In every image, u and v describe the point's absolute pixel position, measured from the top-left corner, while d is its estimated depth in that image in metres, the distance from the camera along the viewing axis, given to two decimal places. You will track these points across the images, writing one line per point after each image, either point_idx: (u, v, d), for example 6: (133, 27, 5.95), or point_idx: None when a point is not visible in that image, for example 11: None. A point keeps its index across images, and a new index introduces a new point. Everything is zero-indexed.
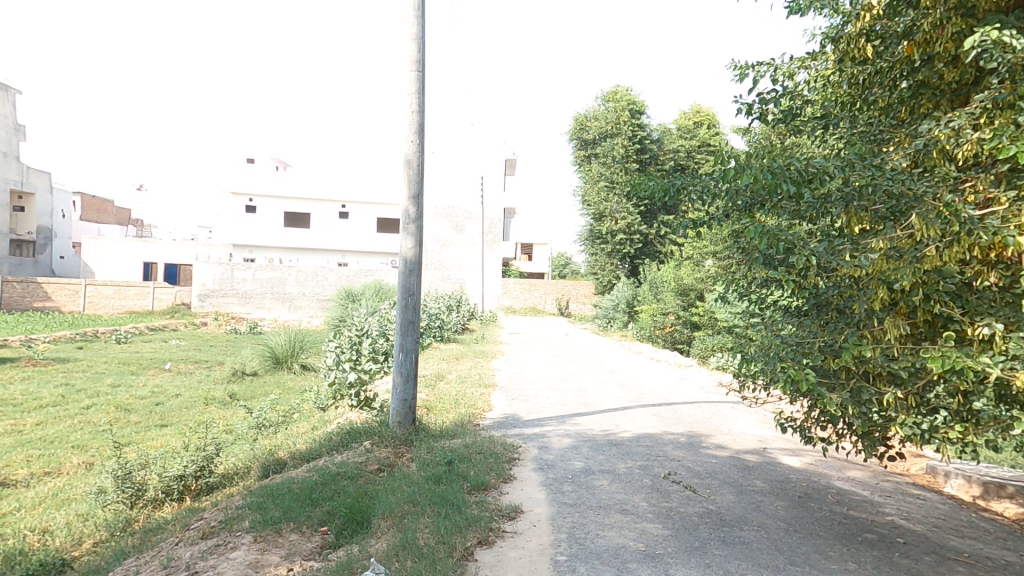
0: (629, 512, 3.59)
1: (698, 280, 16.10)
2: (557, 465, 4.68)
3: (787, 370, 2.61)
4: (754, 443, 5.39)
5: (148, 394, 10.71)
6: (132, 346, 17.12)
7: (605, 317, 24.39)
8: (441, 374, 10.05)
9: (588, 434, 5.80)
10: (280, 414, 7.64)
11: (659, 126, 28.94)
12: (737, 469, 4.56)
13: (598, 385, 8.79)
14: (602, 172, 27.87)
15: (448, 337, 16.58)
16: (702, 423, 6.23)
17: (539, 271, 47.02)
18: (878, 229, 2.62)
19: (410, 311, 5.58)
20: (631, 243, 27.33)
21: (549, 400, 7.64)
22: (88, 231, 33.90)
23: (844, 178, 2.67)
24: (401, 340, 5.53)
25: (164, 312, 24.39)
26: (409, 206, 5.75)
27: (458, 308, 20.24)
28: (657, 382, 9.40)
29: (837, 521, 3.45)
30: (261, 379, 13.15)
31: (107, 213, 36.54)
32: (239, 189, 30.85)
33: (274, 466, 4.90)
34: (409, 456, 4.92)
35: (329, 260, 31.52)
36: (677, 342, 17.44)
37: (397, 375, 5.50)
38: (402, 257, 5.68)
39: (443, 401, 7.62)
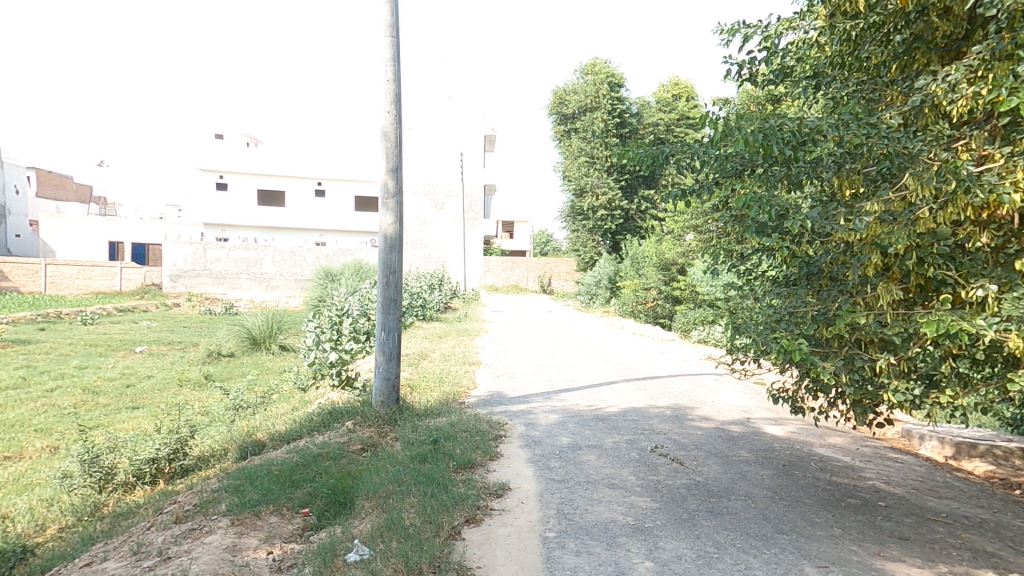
0: (617, 487, 3.57)
1: (679, 254, 16.17)
2: (544, 442, 4.64)
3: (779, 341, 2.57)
4: (737, 413, 5.42)
5: (119, 376, 10.41)
6: (101, 328, 16.58)
7: (587, 293, 24.44)
8: (424, 353, 9.95)
9: (574, 409, 5.78)
10: (258, 394, 7.47)
11: (639, 99, 28.74)
12: (723, 440, 4.57)
13: (584, 360, 8.80)
14: (582, 147, 27.64)
15: (430, 316, 16.42)
16: (686, 396, 6.27)
17: (521, 249, 46.87)
18: (872, 193, 2.54)
19: (392, 288, 5.41)
20: (612, 219, 27.27)
21: (535, 376, 7.63)
22: (48, 207, 32.63)
23: (838, 139, 2.58)
24: (384, 319, 5.39)
25: (132, 293, 23.66)
26: (388, 180, 5.53)
27: (439, 287, 20.08)
28: (642, 356, 9.46)
29: (821, 488, 3.47)
30: (238, 361, 12.89)
31: (66, 188, 35.13)
32: (209, 166, 29.86)
33: (253, 447, 4.77)
34: (393, 436, 4.82)
35: (306, 239, 30.86)
36: (658, 317, 17.58)
37: (380, 354, 5.36)
38: (383, 234, 5.49)
39: (427, 379, 7.54)
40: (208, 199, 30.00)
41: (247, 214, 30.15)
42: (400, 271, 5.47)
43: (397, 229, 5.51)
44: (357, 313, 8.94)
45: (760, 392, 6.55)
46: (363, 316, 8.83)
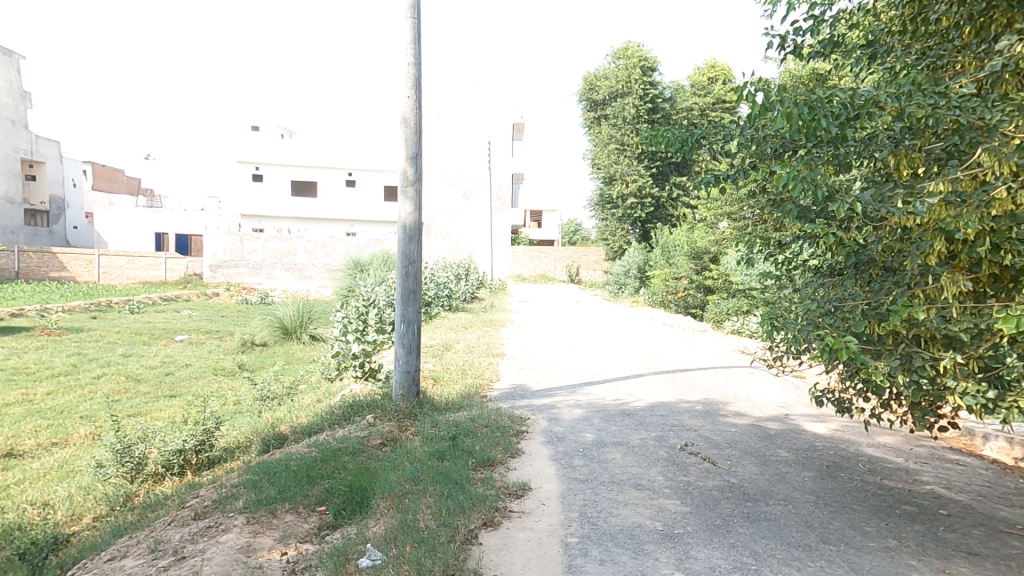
0: (644, 488, 3.37)
1: (712, 243, 15.64)
2: (568, 438, 4.47)
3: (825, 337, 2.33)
4: (774, 409, 5.13)
5: (159, 364, 10.74)
6: (144, 316, 17.19)
7: (617, 283, 24.05)
8: (449, 344, 9.91)
9: (600, 403, 5.60)
10: (287, 385, 7.53)
11: (672, 84, 27.87)
12: (758, 438, 4.31)
13: (610, 352, 8.59)
14: (612, 134, 27.08)
15: (457, 306, 16.40)
16: (718, 390, 6.00)
17: (549, 239, 46.55)
18: (937, 172, 2.25)
19: (411, 280, 5.32)
20: (643, 207, 26.66)
21: (559, 368, 7.48)
22: (100, 201, 34.09)
23: (898, 111, 2.30)
24: (403, 311, 5.30)
25: (177, 282, 24.47)
26: (407, 168, 5.41)
27: (467, 278, 20.07)
28: (671, 348, 9.18)
29: (870, 493, 3.19)
30: (270, 350, 13.16)
31: (121, 182, 36.62)
32: (246, 157, 30.48)
33: (276, 441, 4.76)
34: (413, 430, 4.76)
35: (336, 230, 31.29)
36: (690, 307, 17.14)
37: (400, 347, 5.29)
38: (402, 224, 5.39)
39: (450, 371, 7.46)
40: (243, 191, 30.63)
41: (281, 206, 30.68)
42: (420, 262, 5.37)
43: (416, 219, 5.40)
44: (382, 303, 8.97)
45: (797, 386, 6.23)
46: (388, 307, 8.82)
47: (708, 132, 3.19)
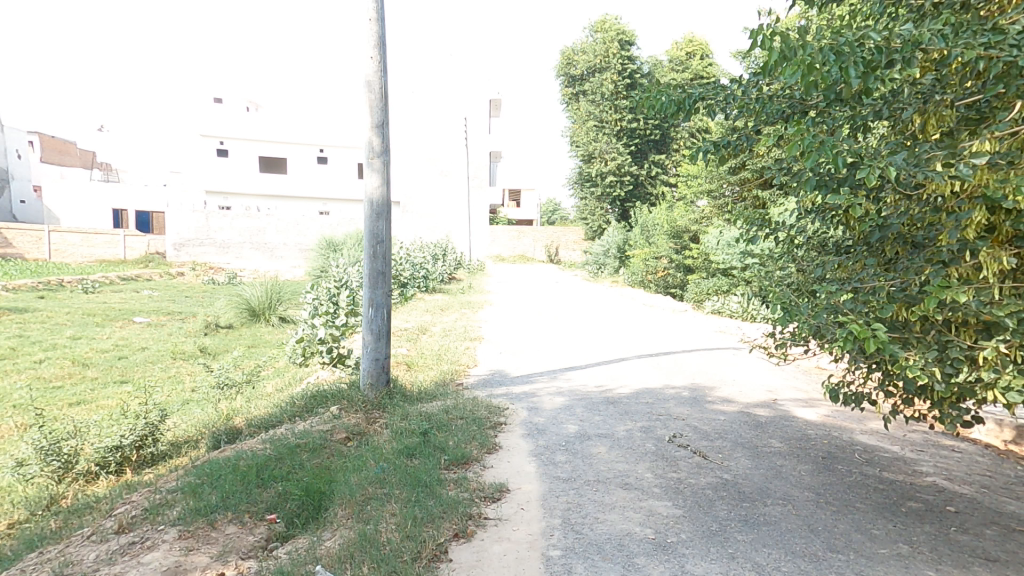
0: (632, 488, 3.08)
1: (692, 221, 15.47)
2: (548, 431, 4.16)
3: (846, 325, 2.04)
4: (762, 394, 4.90)
5: (111, 348, 10.10)
6: (100, 296, 16.29)
7: (596, 263, 23.86)
8: (424, 327, 9.53)
9: (582, 391, 5.32)
10: (247, 370, 7.08)
11: (650, 59, 27.37)
12: (749, 426, 4.08)
13: (592, 335, 8.32)
14: (590, 110, 26.57)
15: (433, 287, 15.97)
16: (703, 374, 5.78)
17: (528, 218, 46.09)
18: (987, 127, 1.93)
19: (379, 261, 4.89)
20: (622, 185, 26.35)
21: (539, 352, 7.19)
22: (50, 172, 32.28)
23: (942, 53, 1.95)
24: (371, 294, 4.89)
25: (137, 262, 23.32)
26: (373, 137, 4.93)
27: (443, 258, 19.59)
28: (653, 330, 8.98)
29: (873, 488, 2.96)
30: (236, 333, 12.58)
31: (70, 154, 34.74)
32: (210, 131, 29.13)
33: (228, 436, 4.35)
34: (382, 423, 4.40)
35: (308, 209, 30.23)
36: (669, 287, 17.03)
37: (367, 333, 4.89)
38: (368, 200, 4.93)
39: (425, 357, 7.10)
40: (207, 167, 29.28)
41: (249, 182, 29.47)
42: (389, 241, 4.94)
43: (386, 194, 4.95)
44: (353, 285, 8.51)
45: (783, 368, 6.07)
46: (358, 289, 8.37)
47: (708, 94, 3.07)
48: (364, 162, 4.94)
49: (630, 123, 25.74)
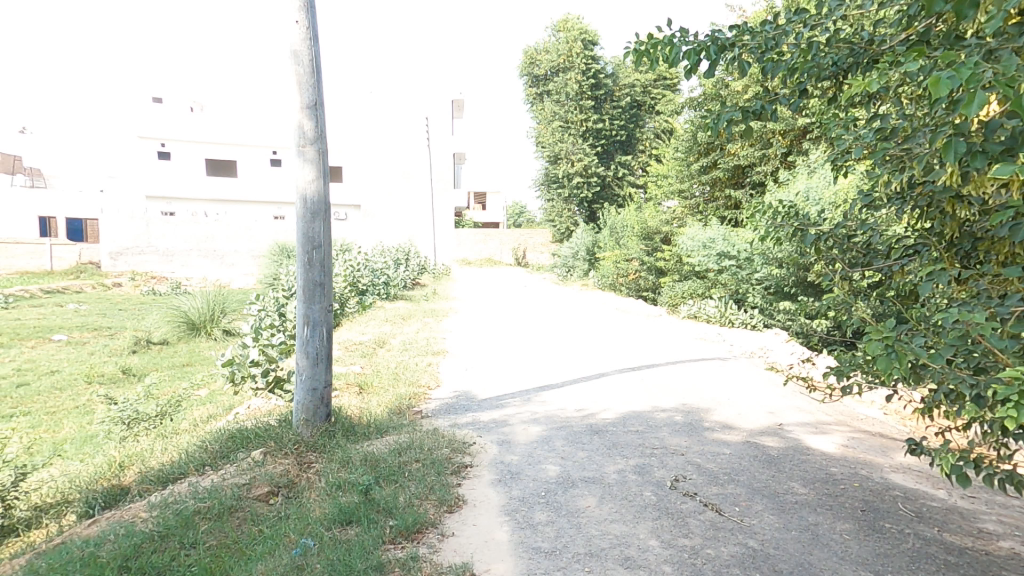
0: (635, 567, 2.35)
1: (663, 222, 15.01)
2: (524, 476, 3.40)
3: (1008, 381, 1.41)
4: (764, 418, 4.26)
5: (17, 374, 8.84)
6: (15, 314, 14.61)
7: (565, 266, 23.38)
8: (382, 340, 8.69)
9: (560, 418, 4.62)
10: (165, 399, 6.09)
11: (613, 59, 27.23)
12: (761, 461, 3.42)
13: (566, 347, 7.68)
14: (555, 111, 26.14)
15: (394, 295, 15.05)
16: (694, 394, 5.16)
17: (494, 221, 45.41)
18: None
19: (316, 271, 4.04)
20: (588, 187, 25.96)
21: (510, 368, 6.47)
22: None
23: None
24: (307, 311, 4.03)
25: (65, 273, 21.06)
26: (303, 119, 4.06)
27: (405, 263, 18.68)
28: (631, 339, 8.41)
29: (944, 562, 2.30)
30: (172, 349, 11.39)
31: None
32: (148, 132, 27.15)
33: (108, 496, 3.46)
34: (316, 469, 3.55)
35: (263, 212, 28.75)
36: (640, 290, 16.65)
37: (302, 357, 4.02)
38: (300, 195, 4.05)
39: (380, 377, 6.29)
40: (147, 170, 27.25)
41: (196, 186, 27.71)
42: (328, 245, 4.11)
43: (322, 190, 4.09)
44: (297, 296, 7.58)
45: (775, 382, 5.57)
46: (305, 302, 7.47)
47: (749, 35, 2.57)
48: (295, 149, 4.06)
49: (596, 124, 25.57)
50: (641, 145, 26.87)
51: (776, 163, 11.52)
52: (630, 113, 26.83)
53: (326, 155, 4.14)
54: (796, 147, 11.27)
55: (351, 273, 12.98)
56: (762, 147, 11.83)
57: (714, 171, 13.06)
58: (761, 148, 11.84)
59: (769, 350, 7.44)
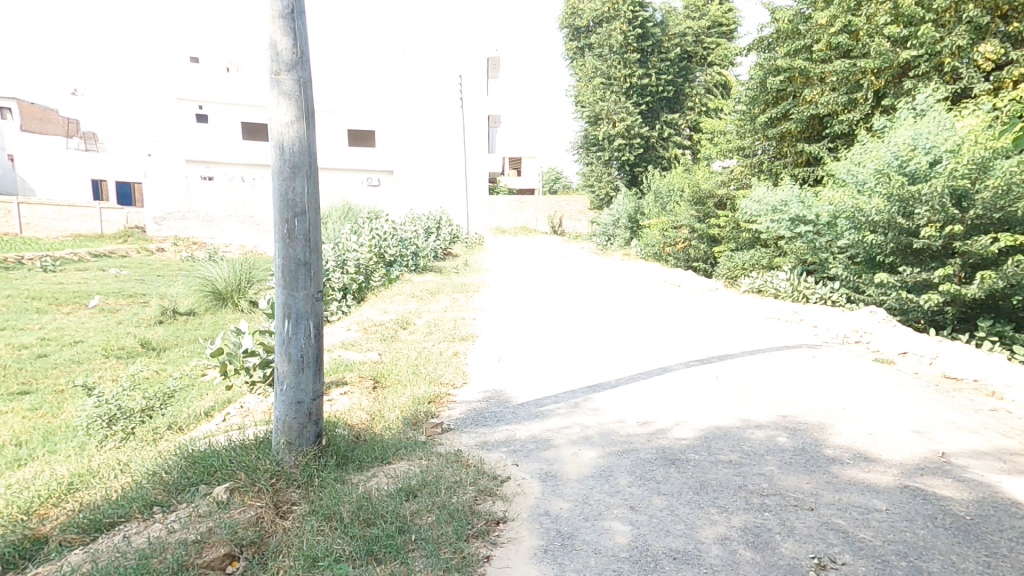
0: None
1: (719, 184, 13.63)
2: (585, 543, 2.35)
3: None
4: (919, 444, 3.06)
5: (34, 347, 8.35)
6: (58, 276, 14.51)
7: (604, 234, 21.94)
8: (406, 319, 7.82)
9: (621, 436, 3.55)
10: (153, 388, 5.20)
11: (662, 7, 24.91)
12: (947, 529, 2.25)
13: (618, 334, 6.55)
14: (597, 66, 24.25)
15: (424, 266, 14.12)
16: (796, 400, 3.97)
17: (529, 188, 44.02)
18: None
19: (299, 246, 2.95)
20: (631, 149, 24.10)
21: (552, 361, 5.52)
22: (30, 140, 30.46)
23: None
24: (288, 298, 2.95)
25: (115, 236, 21.51)
26: (275, 32, 2.81)
27: (437, 231, 17.78)
28: (698, 322, 7.23)
29: None
30: (197, 320, 10.87)
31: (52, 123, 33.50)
32: (187, 94, 27.04)
33: (31, 534, 2.56)
34: (297, 515, 2.56)
35: None
36: (690, 260, 15.29)
37: (283, 360, 2.95)
38: (276, 143, 2.87)
39: (398, 369, 5.35)
40: (185, 132, 27.16)
41: (231, 150, 27.30)
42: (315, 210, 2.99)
43: (304, 135, 2.90)
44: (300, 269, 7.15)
45: (892, 386, 4.35)
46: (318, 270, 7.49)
47: None
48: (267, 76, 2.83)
49: (641, 79, 23.60)
50: (691, 103, 24.82)
51: (865, 109, 9.72)
52: (679, 66, 24.69)
53: (309, 86, 2.91)
54: (892, 89, 9.44)
55: (378, 242, 12.04)
56: (848, 90, 10.03)
57: (784, 123, 11.26)
58: (846, 92, 10.02)
59: (867, 333, 6.14)
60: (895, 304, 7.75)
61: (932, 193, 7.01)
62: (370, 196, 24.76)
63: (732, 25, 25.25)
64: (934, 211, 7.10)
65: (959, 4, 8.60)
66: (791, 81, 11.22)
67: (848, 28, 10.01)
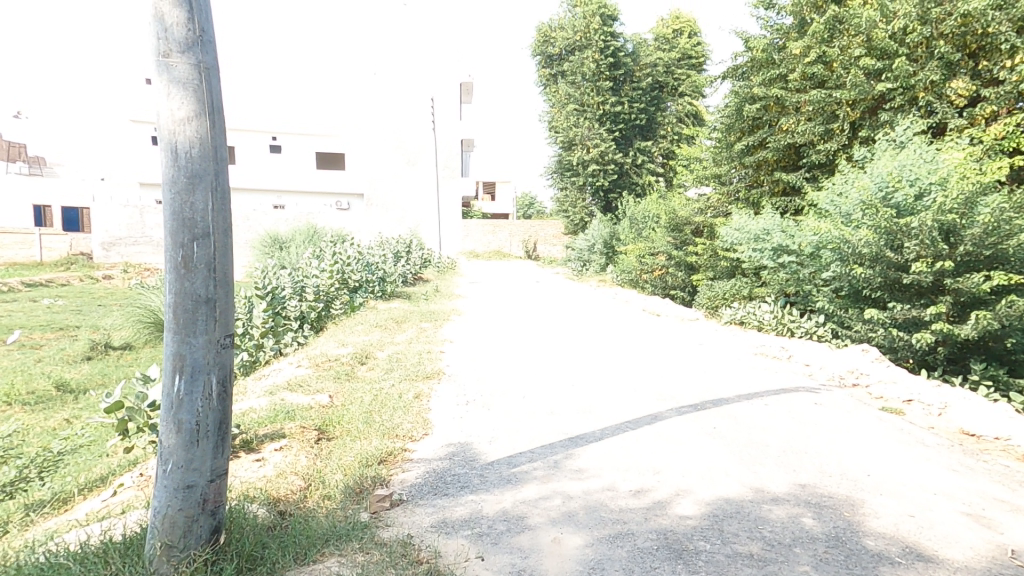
0: None
1: (695, 211, 13.39)
2: None
3: None
4: (977, 534, 2.53)
5: None
6: None
7: (580, 260, 21.59)
8: (367, 353, 7.12)
9: (611, 513, 2.88)
10: (33, 452, 4.52)
11: (633, 37, 25.10)
12: None
13: (600, 373, 5.93)
14: (570, 93, 24.24)
15: (391, 292, 13.35)
16: (813, 464, 3.42)
17: (504, 212, 43.89)
18: None
19: (198, 278, 2.22)
20: (605, 175, 24.01)
21: (528, 406, 4.88)
22: None
23: None
24: (175, 346, 2.21)
25: (57, 263, 20.03)
26: (162, 2, 2.14)
27: (407, 257, 17.07)
28: (681, 359, 6.75)
29: None
30: (132, 356, 9.81)
31: None
32: (142, 116, 25.93)
33: None
34: None
35: (262, 201, 28.67)
36: (668, 287, 15.01)
37: (167, 430, 2.19)
38: (167, 145, 2.18)
39: (349, 416, 4.58)
40: (142, 155, 26.24)
41: None
42: (222, 233, 2.29)
43: (205, 136, 2.22)
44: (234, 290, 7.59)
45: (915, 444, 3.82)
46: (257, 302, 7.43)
47: None
48: (153, 59, 2.15)
49: (614, 107, 23.67)
50: (663, 130, 25.03)
51: (842, 140, 9.49)
52: (651, 95, 24.89)
53: (212, 75, 2.25)
54: (868, 120, 9.26)
55: (341, 267, 11.29)
56: (824, 120, 9.81)
57: (760, 152, 11.10)
58: (822, 122, 9.82)
59: (864, 374, 5.98)
60: (883, 341, 7.52)
61: (920, 226, 6.74)
62: (339, 219, 23.93)
63: (699, 56, 25.92)
64: (923, 245, 6.79)
65: (930, 39, 8.48)
66: (766, 110, 11.04)
67: (822, 58, 9.87)
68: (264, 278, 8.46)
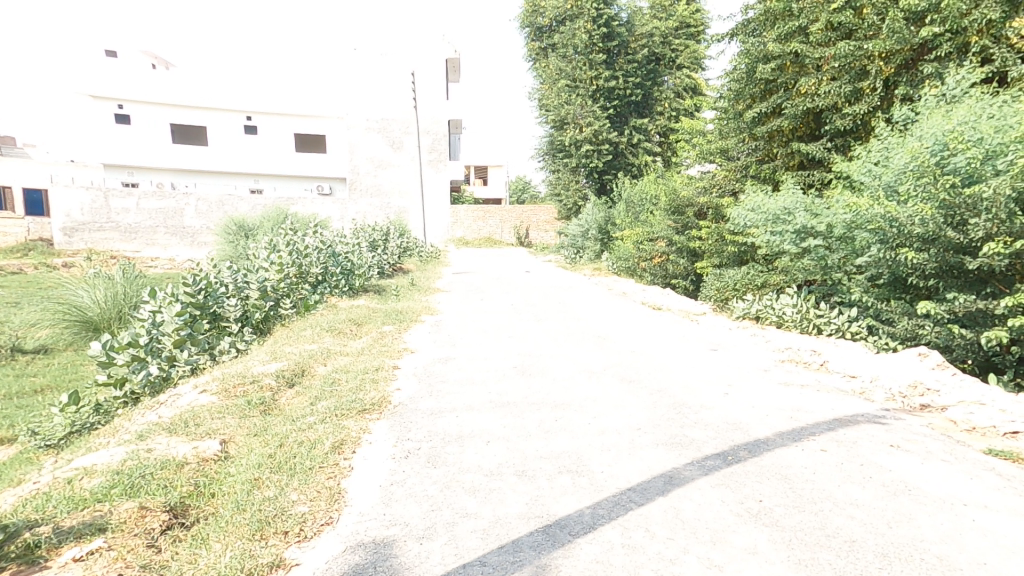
0: None
1: (699, 191, 11.92)
2: None
3: None
4: None
5: None
6: None
7: (573, 246, 20.09)
8: (305, 366, 5.77)
9: None
10: None
11: (628, 5, 23.23)
12: None
13: (592, 401, 4.57)
14: (561, 67, 22.51)
15: (360, 286, 11.85)
16: None
17: (495, 198, 42.39)
18: None
19: None
20: (599, 155, 22.38)
21: (489, 459, 3.52)
22: None
23: None
24: None
25: (13, 250, 18.32)
26: None
27: (383, 244, 15.57)
28: (695, 375, 5.40)
29: None
30: (47, 362, 8.32)
31: None
32: (102, 92, 25.07)
33: None
34: None
35: (238, 185, 27.22)
36: (669, 276, 13.63)
37: None
38: None
39: (232, 485, 3.11)
40: (108, 136, 25.48)
41: (163, 155, 26.12)
42: None
43: None
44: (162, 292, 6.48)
45: None
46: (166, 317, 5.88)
47: None
48: None
49: (608, 82, 21.97)
50: (660, 107, 23.45)
51: (874, 100, 7.99)
52: (648, 68, 23.22)
53: None
54: (907, 76, 7.75)
55: (297, 258, 9.84)
56: (851, 79, 8.31)
57: (774, 120, 9.57)
58: (850, 81, 8.31)
59: (934, 393, 4.82)
60: (936, 341, 6.33)
61: (994, 196, 5.33)
62: (317, 205, 22.27)
63: (701, 26, 24.13)
64: (995, 222, 5.45)
65: None
66: (781, 71, 9.51)
67: (852, 4, 8.39)
68: (199, 270, 6.87)
